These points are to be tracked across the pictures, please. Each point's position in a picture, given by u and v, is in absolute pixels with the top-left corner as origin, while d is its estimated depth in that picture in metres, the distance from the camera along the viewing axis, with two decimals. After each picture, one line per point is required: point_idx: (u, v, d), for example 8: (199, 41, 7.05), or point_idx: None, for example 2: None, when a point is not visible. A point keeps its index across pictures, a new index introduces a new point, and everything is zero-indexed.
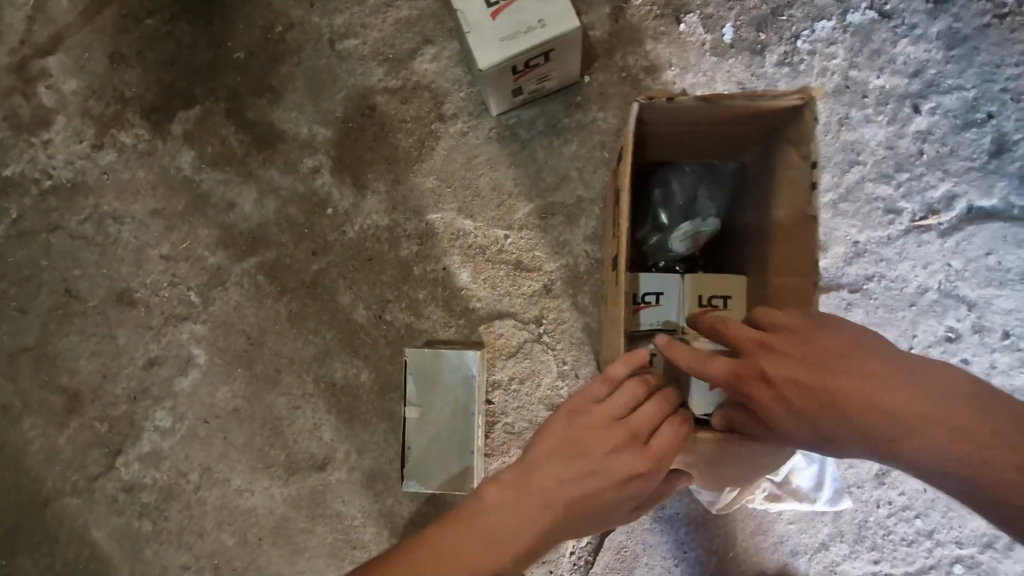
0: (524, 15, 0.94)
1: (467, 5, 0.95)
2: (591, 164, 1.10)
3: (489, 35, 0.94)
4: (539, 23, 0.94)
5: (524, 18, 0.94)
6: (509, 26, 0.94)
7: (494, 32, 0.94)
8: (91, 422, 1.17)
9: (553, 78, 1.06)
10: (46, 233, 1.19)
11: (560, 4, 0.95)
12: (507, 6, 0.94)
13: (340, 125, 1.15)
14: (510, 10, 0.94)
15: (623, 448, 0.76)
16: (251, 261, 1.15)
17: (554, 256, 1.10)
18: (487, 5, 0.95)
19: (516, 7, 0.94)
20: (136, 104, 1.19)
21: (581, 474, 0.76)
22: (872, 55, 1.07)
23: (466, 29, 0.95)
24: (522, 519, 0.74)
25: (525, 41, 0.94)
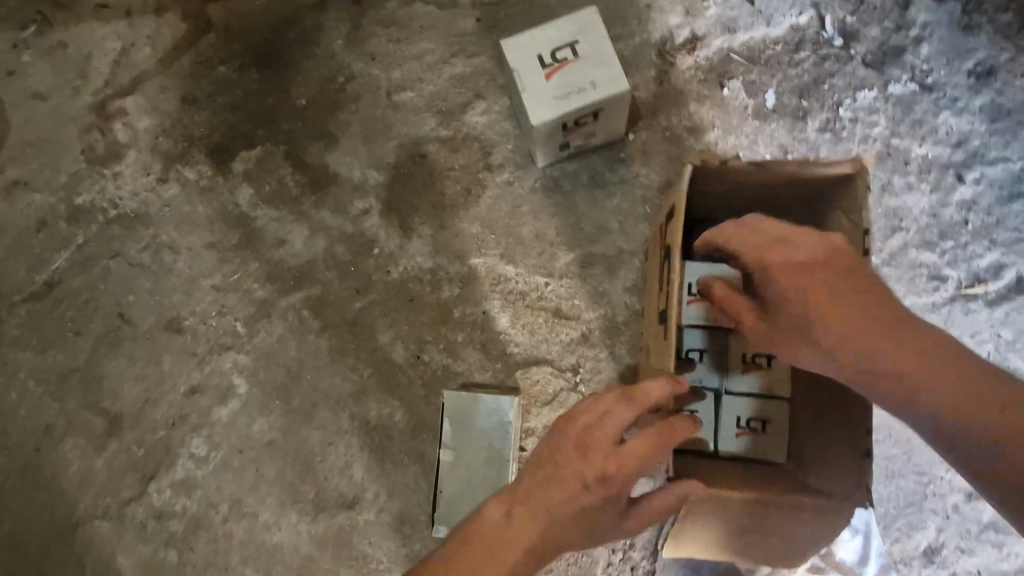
0: (580, 77, 1.00)
1: (522, 66, 1.01)
2: (632, 217, 1.13)
3: (544, 93, 1.00)
4: (593, 85, 0.99)
5: (580, 81, 0.99)
6: (565, 86, 0.99)
7: (549, 91, 1.00)
8: (128, 446, 1.19)
9: (600, 135, 1.10)
10: (106, 259, 1.25)
11: (613, 68, 1.00)
12: (563, 69, 1.00)
13: (391, 170, 1.21)
14: (566, 72, 1.00)
15: (590, 455, 0.75)
16: (297, 296, 1.19)
17: (592, 306, 1.11)
18: (541, 66, 1.01)
19: (571, 69, 1.00)
20: (203, 143, 1.26)
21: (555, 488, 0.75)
22: (914, 124, 1.09)
23: (519, 88, 1.00)
24: (506, 531, 0.74)
25: (579, 101, 0.99)
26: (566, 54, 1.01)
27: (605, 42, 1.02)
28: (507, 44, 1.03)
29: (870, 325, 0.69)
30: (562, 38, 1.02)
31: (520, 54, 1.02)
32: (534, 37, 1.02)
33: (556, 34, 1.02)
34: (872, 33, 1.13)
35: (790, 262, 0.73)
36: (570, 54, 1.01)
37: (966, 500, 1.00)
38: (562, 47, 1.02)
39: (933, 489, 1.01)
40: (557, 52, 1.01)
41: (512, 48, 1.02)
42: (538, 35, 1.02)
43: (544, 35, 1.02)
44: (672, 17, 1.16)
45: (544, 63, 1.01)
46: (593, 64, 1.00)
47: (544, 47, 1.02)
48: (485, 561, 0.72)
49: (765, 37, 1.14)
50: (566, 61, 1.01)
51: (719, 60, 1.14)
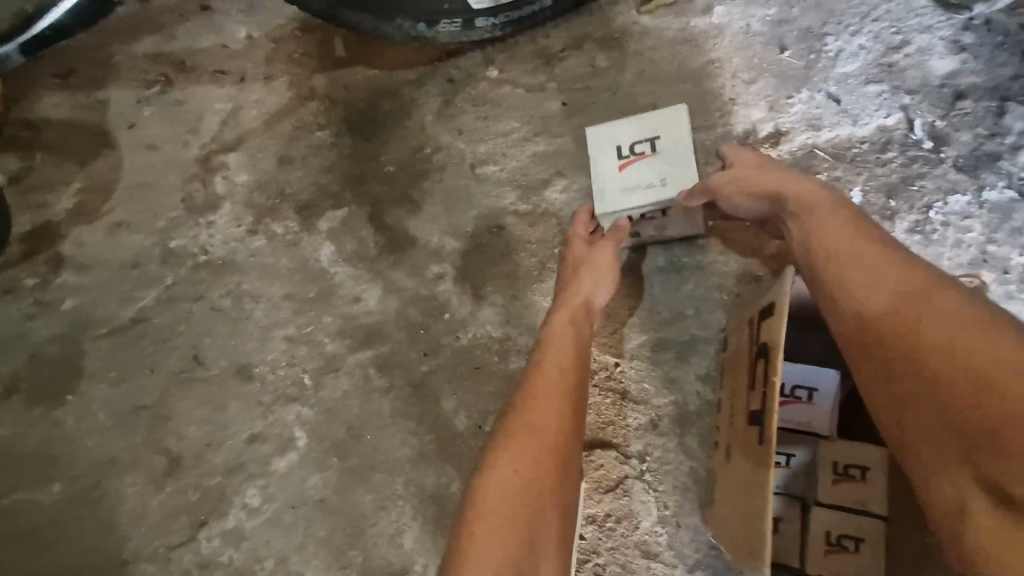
0: (653, 173, 1.06)
1: (601, 153, 1.10)
2: (708, 304, 1.11)
3: (616, 184, 1.07)
4: (663, 184, 1.05)
5: (652, 178, 1.06)
6: (637, 181, 1.07)
7: (621, 184, 1.07)
8: (184, 488, 1.20)
9: (674, 229, 1.11)
10: (190, 301, 1.31)
11: (688, 168, 1.05)
12: (638, 164, 1.07)
13: (468, 238, 1.24)
14: (640, 167, 1.07)
15: (569, 315, 1.03)
16: (366, 353, 1.21)
17: (662, 392, 1.08)
18: (618, 158, 1.09)
19: (645, 166, 1.07)
20: (293, 200, 1.34)
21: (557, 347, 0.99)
22: (1012, 232, 1.06)
23: (593, 175, 1.09)
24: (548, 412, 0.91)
25: (648, 197, 1.05)
26: (643, 148, 1.08)
27: (684, 140, 1.07)
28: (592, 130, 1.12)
29: (885, 278, 0.78)
30: (645, 130, 1.09)
31: (601, 143, 1.11)
32: (617, 127, 1.10)
33: (639, 127, 1.09)
34: (964, 137, 1.12)
35: (825, 226, 0.87)
36: (649, 148, 1.08)
37: None
38: (641, 141, 1.09)
39: None
40: (635, 145, 1.09)
41: (595, 136, 1.11)
42: (621, 126, 1.10)
43: (627, 126, 1.10)
44: (755, 112, 1.19)
45: (621, 156, 1.09)
46: (668, 163, 1.06)
47: (625, 137, 1.09)
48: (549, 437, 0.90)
49: (851, 135, 1.15)
50: (642, 156, 1.08)
51: (802, 155, 1.15)
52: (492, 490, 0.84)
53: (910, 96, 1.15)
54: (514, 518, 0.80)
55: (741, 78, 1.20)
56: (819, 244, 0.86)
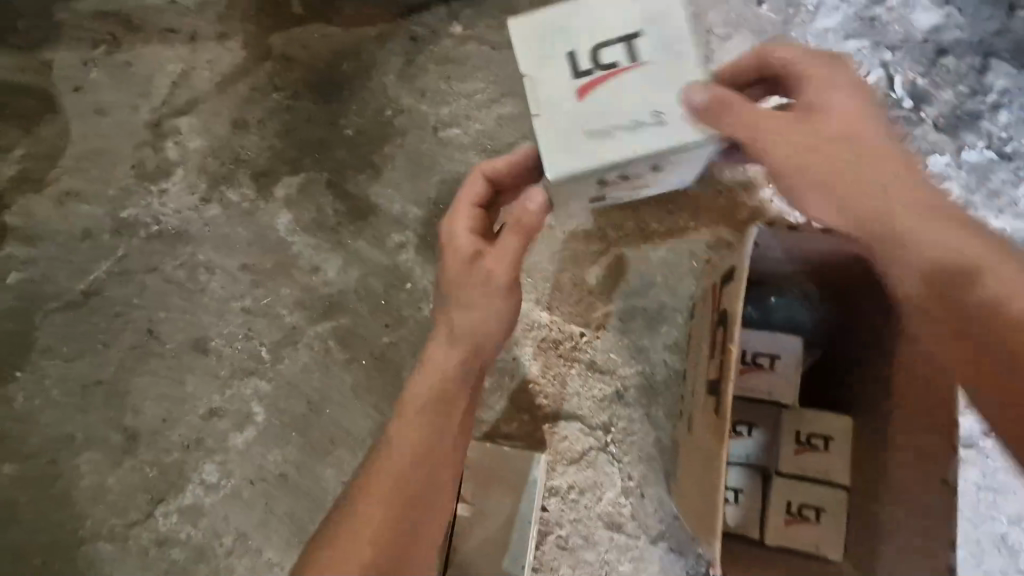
0: (634, 95, 0.77)
1: (554, 84, 0.79)
2: (678, 272, 1.07)
3: (575, 128, 0.78)
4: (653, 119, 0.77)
5: (635, 115, 0.77)
6: (604, 119, 0.78)
7: (581, 128, 0.78)
8: (141, 466, 1.16)
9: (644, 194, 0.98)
10: (143, 273, 1.25)
11: (681, 83, 0.77)
12: (607, 87, 0.79)
13: (431, 206, 1.19)
14: (608, 92, 0.78)
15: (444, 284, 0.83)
16: (325, 325, 1.17)
17: (629, 361, 1.05)
18: (575, 79, 0.79)
19: (618, 83, 0.78)
20: (249, 166, 1.28)
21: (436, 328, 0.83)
22: (989, 195, 1.03)
23: (537, 108, 0.78)
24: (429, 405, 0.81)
25: (640, 141, 0.77)
26: (615, 59, 0.79)
27: (678, 48, 0.78)
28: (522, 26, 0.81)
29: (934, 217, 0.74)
30: (609, 30, 0.79)
31: (534, 43, 0.81)
32: (561, 24, 0.81)
33: (604, 25, 0.80)
34: (945, 96, 1.07)
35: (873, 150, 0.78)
36: (621, 59, 0.79)
37: None
38: (613, 49, 0.79)
39: None
40: (602, 57, 0.79)
41: (533, 41, 0.80)
42: (560, 16, 0.80)
43: (581, 23, 0.80)
44: None
45: (580, 74, 0.79)
46: (648, 83, 0.78)
47: (582, 56, 0.80)
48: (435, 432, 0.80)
49: None
50: (613, 71, 0.79)
51: None
52: (362, 499, 0.75)
53: (891, 52, 1.09)
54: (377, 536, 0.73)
55: (716, 33, 1.14)
56: (870, 172, 0.78)
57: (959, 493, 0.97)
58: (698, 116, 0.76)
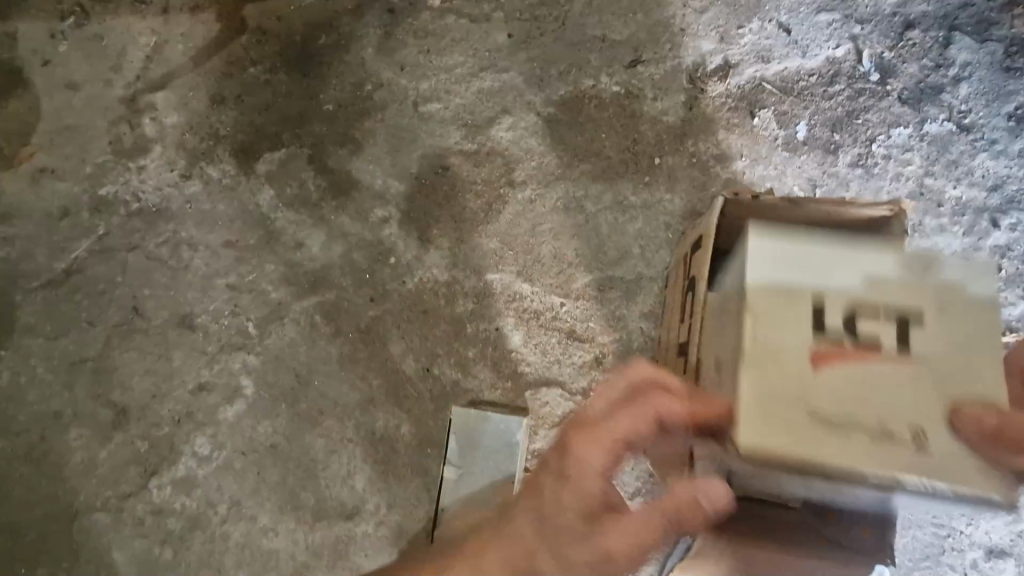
0: (906, 402, 0.55)
1: (768, 392, 0.56)
2: (654, 243, 1.11)
3: (800, 403, 0.56)
4: (874, 436, 0.54)
5: (851, 413, 0.55)
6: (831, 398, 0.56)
7: (821, 415, 0.55)
8: (133, 440, 1.18)
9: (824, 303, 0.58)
10: (125, 251, 1.25)
11: (936, 395, 0.55)
12: (849, 366, 0.56)
13: (413, 180, 1.20)
14: (850, 373, 0.56)
15: (554, 479, 0.77)
16: (311, 300, 1.19)
17: (607, 329, 1.09)
18: (808, 336, 0.58)
19: (867, 375, 0.56)
20: (228, 142, 1.27)
21: (533, 520, 0.77)
22: (949, 165, 1.07)
23: (745, 352, 0.57)
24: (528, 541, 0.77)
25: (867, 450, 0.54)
26: (873, 326, 0.58)
27: (935, 305, 0.58)
28: (758, 252, 0.61)
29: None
30: (852, 297, 0.59)
31: (784, 275, 0.59)
32: (797, 263, 0.60)
33: (870, 298, 0.59)
34: (910, 70, 1.11)
35: None
36: (886, 336, 0.57)
37: (985, 558, 0.98)
38: (874, 319, 0.58)
39: (951, 543, 0.98)
40: (858, 326, 0.58)
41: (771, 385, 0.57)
42: (804, 305, 0.59)
43: (844, 274, 0.59)
44: (705, 43, 1.15)
45: (822, 326, 0.58)
46: (920, 381, 0.56)
47: (803, 312, 0.58)
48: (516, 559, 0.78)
49: (800, 68, 1.13)
50: (876, 347, 0.57)
51: (751, 88, 1.13)
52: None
53: (861, 26, 1.13)
54: None
55: (691, 8, 1.17)
56: None
57: None
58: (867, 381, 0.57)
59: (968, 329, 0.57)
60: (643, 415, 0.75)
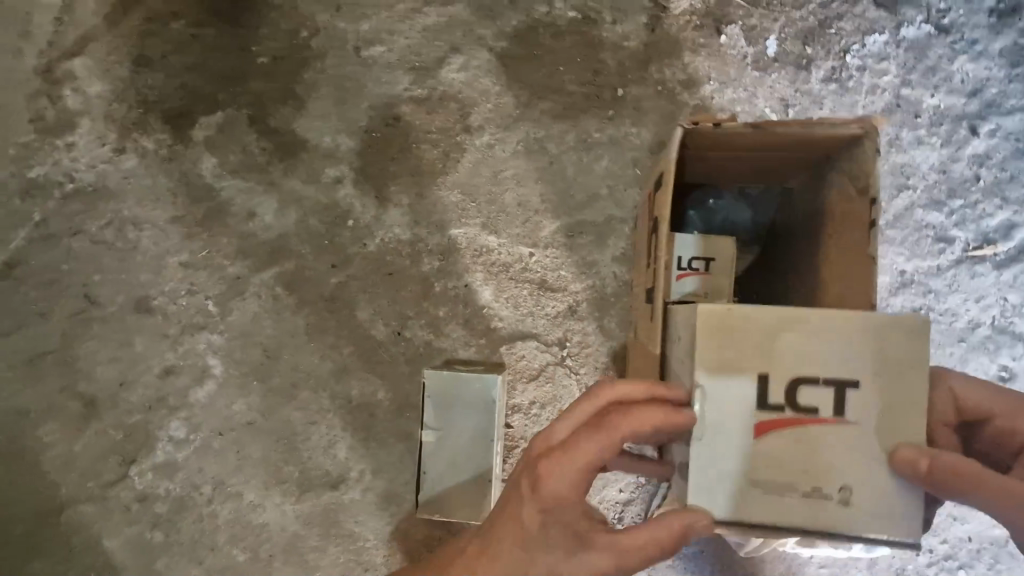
0: (839, 466, 0.59)
1: (715, 461, 0.60)
2: (622, 182, 1.05)
3: (740, 472, 0.60)
4: (807, 497, 0.59)
5: (789, 482, 0.59)
6: (766, 467, 0.59)
7: (758, 484, 0.59)
8: (107, 429, 1.15)
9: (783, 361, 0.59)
10: (67, 237, 1.18)
11: (867, 457, 0.58)
12: (789, 435, 0.59)
13: (363, 135, 1.12)
14: (785, 444, 0.59)
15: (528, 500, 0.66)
16: (270, 272, 1.13)
17: (579, 277, 1.05)
18: (753, 413, 0.59)
19: (805, 445, 0.59)
20: (160, 108, 1.17)
21: (515, 540, 0.66)
22: (926, 72, 1.01)
23: (695, 434, 0.60)
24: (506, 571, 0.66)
25: (790, 506, 0.59)
26: (814, 397, 0.59)
27: (871, 368, 0.58)
28: (705, 327, 0.60)
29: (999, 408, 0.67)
30: (796, 364, 0.59)
31: (729, 355, 0.60)
32: (747, 341, 0.59)
33: (815, 366, 0.59)
34: None
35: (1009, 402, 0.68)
36: (823, 405, 0.59)
37: None
38: (816, 390, 0.59)
39: None
40: (801, 397, 0.59)
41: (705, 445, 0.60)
42: (751, 355, 0.60)
43: (791, 338, 0.59)
44: None
45: (766, 405, 0.59)
46: (856, 446, 0.59)
47: (749, 391, 0.59)
48: None
49: None
50: (816, 414, 0.59)
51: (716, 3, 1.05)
52: None
53: None
54: None
55: None
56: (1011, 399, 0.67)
57: None
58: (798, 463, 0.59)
59: (904, 395, 0.58)
60: (611, 423, 0.64)
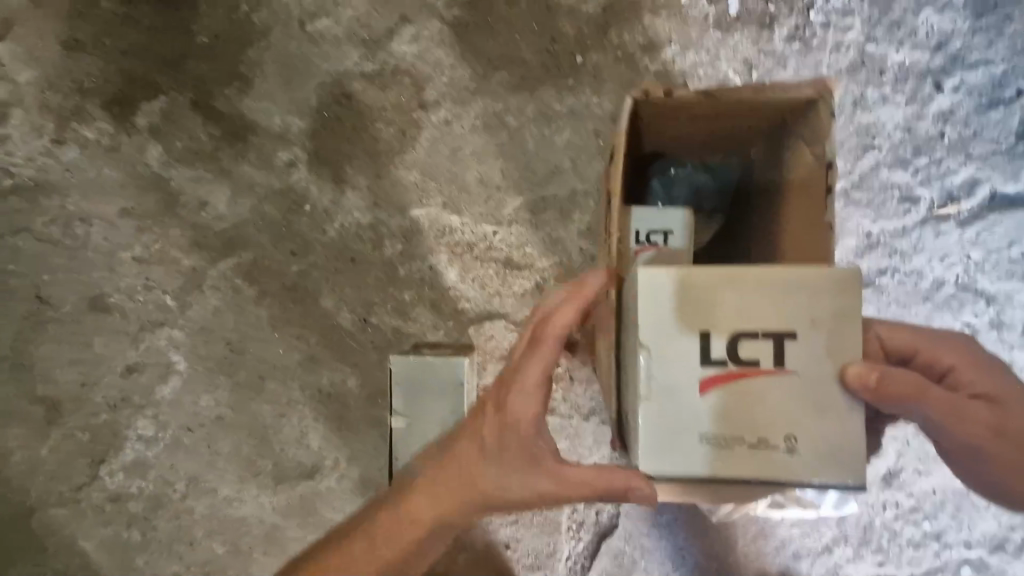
0: (786, 413, 0.58)
1: (663, 419, 0.59)
2: (585, 153, 1.02)
3: (687, 429, 0.59)
4: (756, 448, 0.58)
5: (737, 434, 0.58)
6: (713, 420, 0.59)
7: (707, 440, 0.59)
8: (72, 432, 1.13)
9: (721, 315, 0.59)
10: (11, 236, 1.12)
11: (812, 403, 0.58)
12: (733, 388, 0.58)
13: (315, 115, 1.07)
14: (727, 396, 0.59)
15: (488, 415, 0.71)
16: (228, 263, 1.10)
17: (545, 253, 1.03)
18: (697, 369, 0.59)
19: (748, 395, 0.58)
20: (97, 95, 1.11)
21: (472, 451, 0.71)
22: (891, 27, 0.98)
23: (640, 394, 0.60)
24: (462, 478, 0.72)
25: (742, 458, 0.58)
26: (756, 349, 0.58)
27: (810, 317, 0.58)
28: (646, 286, 0.59)
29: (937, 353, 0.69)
30: (737, 319, 0.59)
31: (670, 311, 0.59)
32: (686, 296, 0.59)
33: (756, 318, 0.58)
34: None
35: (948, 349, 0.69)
36: (765, 356, 0.58)
37: None
38: (758, 342, 0.58)
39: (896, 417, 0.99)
40: (742, 350, 0.58)
41: (650, 402, 0.59)
42: (689, 310, 0.59)
43: (728, 294, 0.58)
44: None
45: (709, 360, 0.59)
46: (801, 394, 0.58)
47: (691, 347, 0.59)
48: (456, 499, 0.72)
49: None
50: (758, 366, 0.58)
51: None
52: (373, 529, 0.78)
53: None
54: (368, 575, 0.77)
55: None
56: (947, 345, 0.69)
57: None
58: (746, 413, 0.58)
59: (846, 341, 0.57)
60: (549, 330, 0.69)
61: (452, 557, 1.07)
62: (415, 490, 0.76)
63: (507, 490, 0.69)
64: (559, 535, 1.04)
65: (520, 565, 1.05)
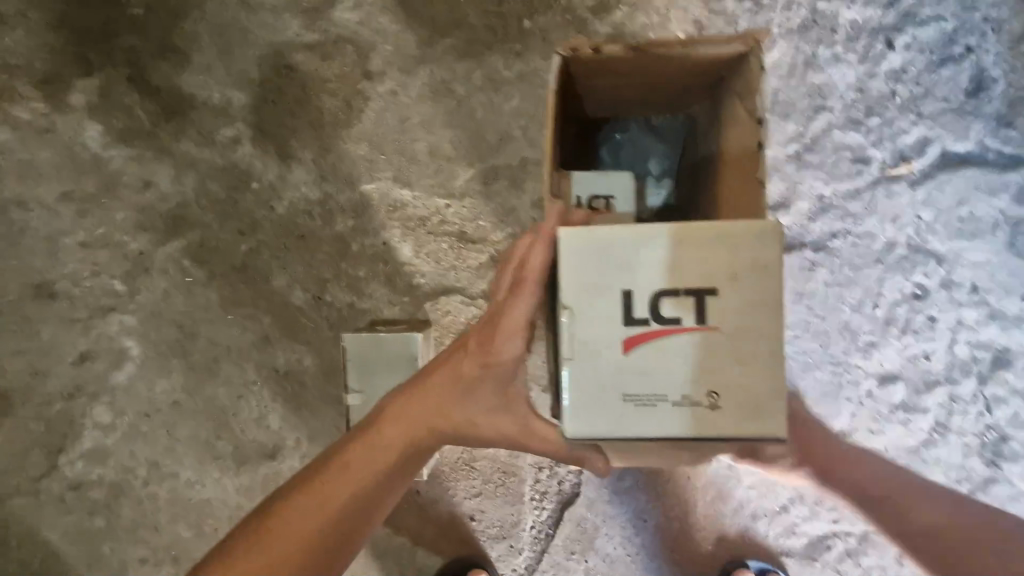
0: (707, 368, 0.58)
1: (588, 378, 0.60)
2: (536, 121, 1.00)
3: (612, 388, 0.59)
4: (680, 405, 0.58)
5: (661, 392, 0.59)
6: (637, 378, 0.59)
7: (631, 399, 0.59)
8: (27, 422, 1.11)
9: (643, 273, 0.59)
10: None
11: (733, 358, 0.58)
12: (656, 346, 0.59)
13: (257, 89, 1.04)
14: (651, 354, 0.59)
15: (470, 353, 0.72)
16: (175, 245, 1.07)
17: (498, 225, 1.01)
18: (621, 329, 0.59)
19: (671, 353, 0.59)
20: (26, 73, 1.05)
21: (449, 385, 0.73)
22: None
23: (565, 355, 0.60)
24: (436, 411, 0.75)
25: (666, 415, 0.59)
26: (677, 307, 0.58)
27: (729, 273, 0.58)
28: (567, 248, 0.59)
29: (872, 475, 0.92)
30: (659, 277, 0.58)
31: (592, 272, 0.59)
32: (609, 256, 0.59)
33: (678, 275, 0.58)
34: None
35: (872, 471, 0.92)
36: (687, 313, 0.58)
37: (879, 386, 0.99)
38: (680, 299, 0.58)
39: (849, 378, 1.00)
40: (665, 308, 0.58)
41: (575, 362, 0.59)
42: (611, 270, 0.59)
43: (648, 253, 0.58)
44: None
45: (632, 319, 0.59)
46: (723, 349, 0.58)
47: (614, 307, 0.59)
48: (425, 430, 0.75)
49: None
50: (680, 323, 0.58)
51: None
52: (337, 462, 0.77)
53: None
54: (324, 511, 0.76)
55: None
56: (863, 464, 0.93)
57: (809, 293, 0.99)
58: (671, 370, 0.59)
59: (766, 294, 0.57)
60: (530, 272, 0.65)
61: (418, 528, 1.08)
62: (385, 419, 0.77)
63: (478, 424, 0.73)
64: (522, 505, 1.05)
65: (484, 535, 1.06)
